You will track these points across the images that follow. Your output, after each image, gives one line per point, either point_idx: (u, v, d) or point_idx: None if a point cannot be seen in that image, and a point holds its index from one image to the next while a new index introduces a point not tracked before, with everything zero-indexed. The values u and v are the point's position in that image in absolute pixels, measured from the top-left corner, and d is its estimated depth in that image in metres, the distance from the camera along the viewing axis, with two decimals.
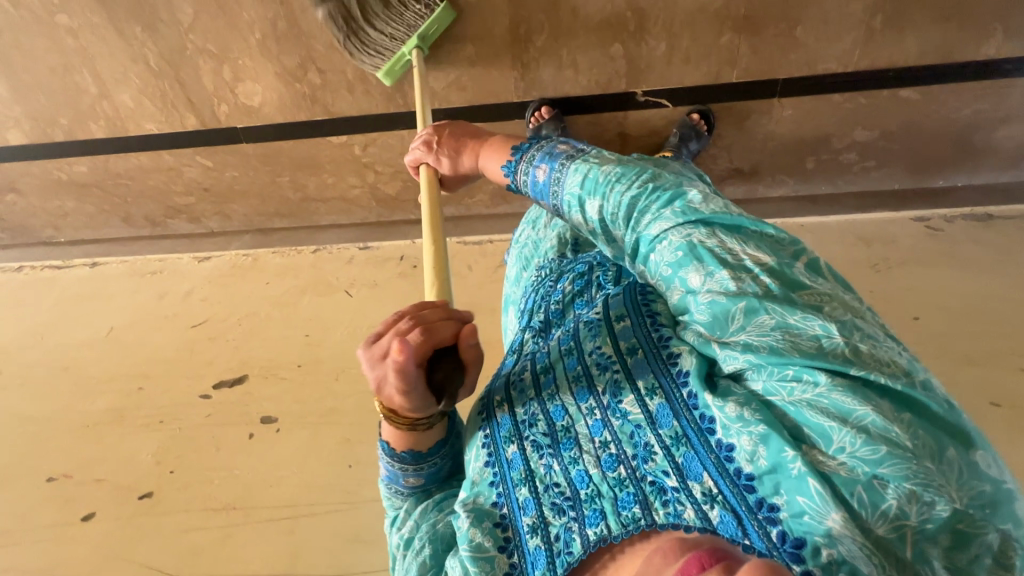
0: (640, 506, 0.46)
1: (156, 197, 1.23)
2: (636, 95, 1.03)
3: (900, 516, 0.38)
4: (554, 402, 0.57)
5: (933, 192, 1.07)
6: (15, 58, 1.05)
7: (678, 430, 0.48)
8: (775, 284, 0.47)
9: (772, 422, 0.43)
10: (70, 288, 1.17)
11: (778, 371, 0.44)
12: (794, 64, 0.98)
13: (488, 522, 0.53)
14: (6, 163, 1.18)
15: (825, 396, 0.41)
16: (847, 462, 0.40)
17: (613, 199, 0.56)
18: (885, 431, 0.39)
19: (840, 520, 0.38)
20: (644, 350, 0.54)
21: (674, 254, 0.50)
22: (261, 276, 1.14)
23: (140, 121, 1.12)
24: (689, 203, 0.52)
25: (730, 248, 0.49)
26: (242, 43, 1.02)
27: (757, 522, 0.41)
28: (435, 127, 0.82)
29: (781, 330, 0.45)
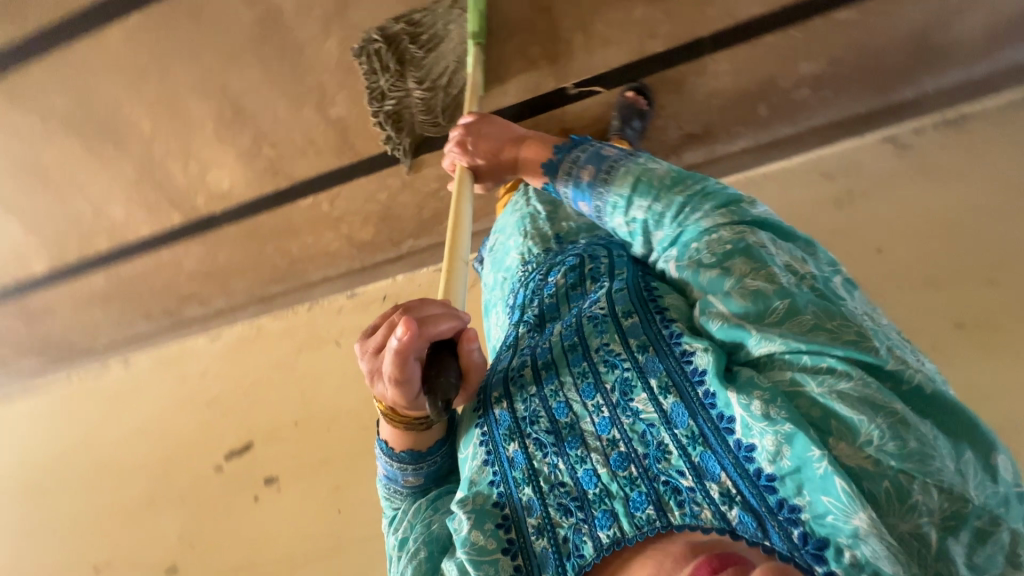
0: (653, 506, 0.46)
1: (167, 290, 1.33)
2: (566, 87, 1.04)
3: (923, 508, 0.40)
4: (558, 398, 0.56)
5: (899, 107, 0.98)
6: (24, 199, 1.19)
7: (696, 430, 0.47)
8: (818, 288, 0.50)
9: (796, 420, 0.43)
10: (109, 389, 1.37)
11: (813, 361, 0.46)
12: (715, 18, 0.97)
13: (491, 523, 0.52)
14: (41, 288, 1.34)
15: (864, 386, 0.43)
16: (874, 456, 0.41)
17: (673, 201, 0.60)
18: (913, 429, 0.42)
19: (867, 518, 0.39)
20: (655, 347, 0.53)
21: (723, 246, 0.54)
22: (266, 343, 1.27)
23: (135, 227, 1.23)
24: (739, 207, 0.57)
25: (772, 252, 0.52)
26: (199, 138, 1.10)
27: (776, 521, 0.42)
28: (467, 127, 0.86)
29: (819, 327, 0.47)
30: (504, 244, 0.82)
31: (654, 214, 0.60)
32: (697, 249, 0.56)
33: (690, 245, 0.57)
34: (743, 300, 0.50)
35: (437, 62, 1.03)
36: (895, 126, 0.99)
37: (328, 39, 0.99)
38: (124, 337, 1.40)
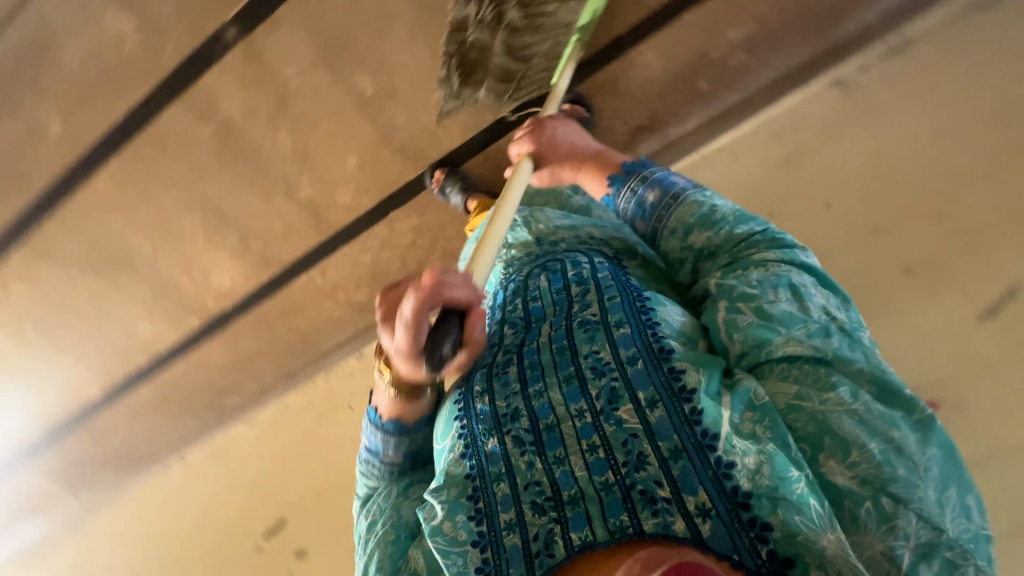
0: (628, 513, 0.45)
1: (202, 388, 1.44)
2: (506, 116, 1.06)
3: (898, 534, 0.42)
4: (541, 398, 0.54)
5: (842, 46, 0.94)
6: (65, 338, 1.33)
7: (679, 444, 0.47)
8: (845, 325, 0.52)
9: (780, 438, 0.46)
10: (173, 490, 1.51)
11: (821, 378, 0.48)
12: (628, 12, 0.96)
13: (461, 514, 0.50)
14: (100, 410, 1.49)
15: (868, 411, 0.46)
16: (859, 477, 0.44)
17: (726, 228, 0.61)
18: (903, 459, 0.44)
19: (837, 538, 0.41)
20: (644, 360, 0.52)
21: (770, 273, 0.55)
22: (299, 417, 1.37)
23: (162, 339, 1.35)
24: (793, 248, 0.58)
25: (809, 289, 0.54)
26: (195, 249, 1.21)
27: (747, 536, 0.43)
28: (542, 122, 0.85)
29: (838, 356, 0.49)
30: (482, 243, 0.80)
31: (702, 236, 0.62)
32: (734, 271, 0.58)
33: (732, 270, 0.58)
34: (775, 314, 0.52)
35: (535, 37, 0.96)
36: (840, 67, 0.95)
37: (278, 133, 1.07)
38: (179, 438, 1.53)
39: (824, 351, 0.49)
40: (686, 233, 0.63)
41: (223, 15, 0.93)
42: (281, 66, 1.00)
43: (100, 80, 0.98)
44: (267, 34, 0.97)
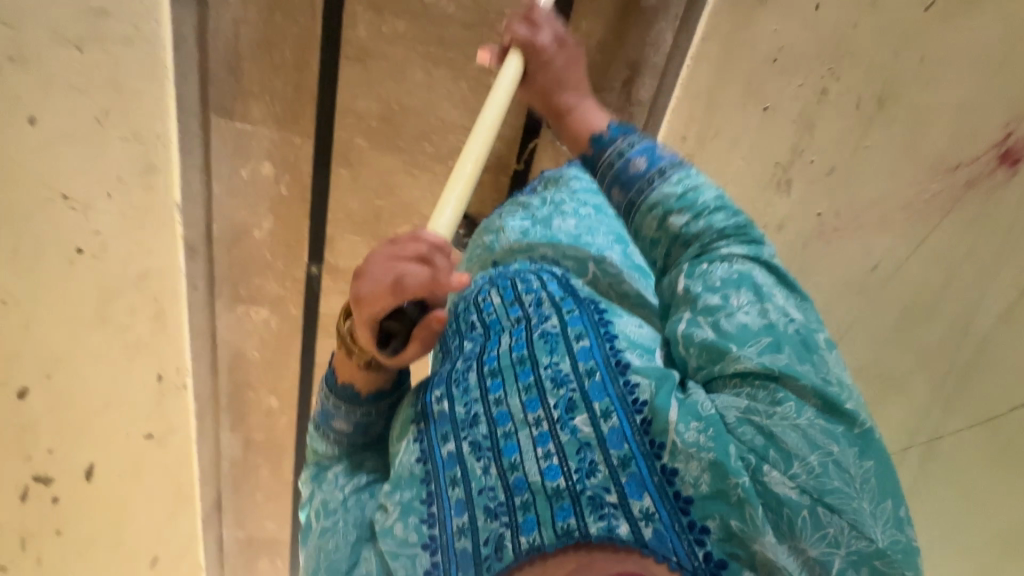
0: (575, 518, 0.45)
1: None
2: (516, 169, 1.13)
3: (832, 543, 0.43)
4: (501, 406, 0.54)
5: None
6: None
7: (628, 451, 0.47)
8: (801, 331, 0.50)
9: (722, 451, 0.45)
10: None
11: (771, 394, 0.47)
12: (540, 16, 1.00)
13: (415, 517, 0.52)
14: None
15: (809, 426, 0.46)
16: (798, 487, 0.44)
17: (705, 216, 0.57)
18: (840, 472, 0.44)
19: (768, 544, 0.42)
20: (601, 372, 0.52)
21: (732, 275, 0.53)
22: None
23: None
24: (756, 253, 0.55)
25: (770, 295, 0.52)
26: None
27: (685, 540, 0.43)
28: (562, 38, 0.77)
29: (792, 374, 0.48)
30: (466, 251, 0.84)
31: (681, 219, 0.58)
32: (697, 266, 0.56)
33: (697, 264, 0.56)
34: (731, 330, 0.50)
35: None
36: None
37: None
38: None
39: (773, 367, 0.48)
40: (664, 215, 0.59)
41: (302, 264, 1.20)
42: (353, 265, 1.21)
43: (275, 358, 1.31)
44: (331, 253, 1.20)
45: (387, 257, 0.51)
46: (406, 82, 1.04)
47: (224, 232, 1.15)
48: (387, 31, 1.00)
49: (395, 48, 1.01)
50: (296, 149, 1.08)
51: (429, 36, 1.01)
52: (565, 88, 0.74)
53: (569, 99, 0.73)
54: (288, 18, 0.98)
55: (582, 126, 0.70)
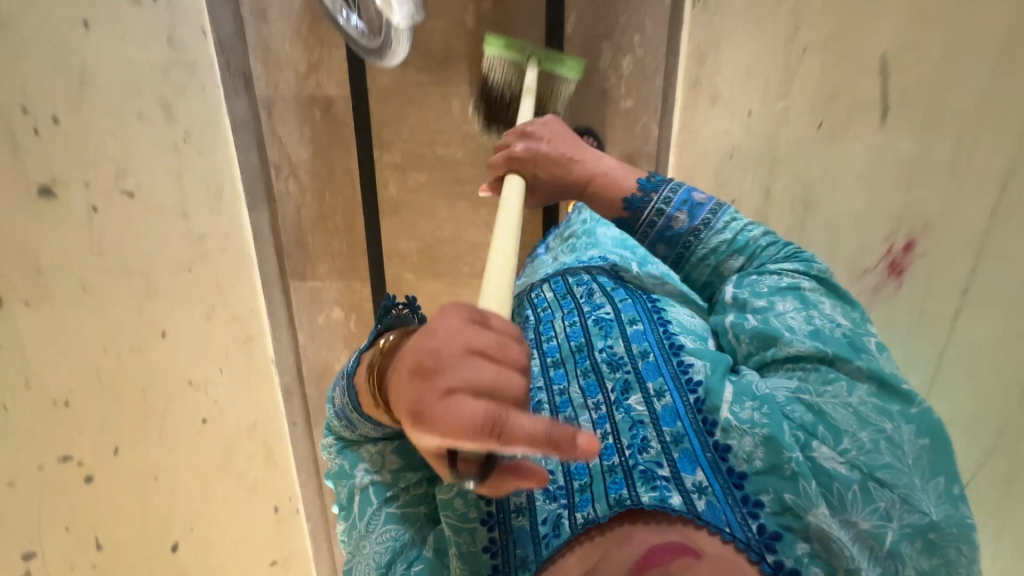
0: (627, 488, 0.55)
1: None
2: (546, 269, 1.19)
3: (884, 516, 0.53)
4: (563, 394, 0.69)
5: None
6: None
7: (680, 428, 0.60)
8: (849, 333, 0.66)
9: (774, 426, 0.57)
10: None
11: (824, 376, 0.62)
12: None
13: (472, 494, 0.59)
14: None
15: (861, 403, 0.60)
16: (849, 462, 0.55)
17: (753, 258, 0.77)
18: (892, 444, 0.57)
19: (821, 515, 0.52)
20: (654, 354, 0.68)
21: (780, 285, 0.72)
22: None
23: None
24: (816, 270, 0.73)
25: (822, 302, 0.70)
26: None
27: (739, 512, 0.54)
28: (546, 125, 0.90)
29: (837, 362, 0.63)
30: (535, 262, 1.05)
31: (733, 260, 0.78)
32: (747, 279, 0.75)
33: (748, 278, 0.75)
34: (787, 323, 0.68)
35: None
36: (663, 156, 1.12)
37: None
38: None
39: (825, 350, 0.64)
40: (716, 260, 0.79)
41: None
42: None
43: None
44: None
45: (466, 375, 0.39)
46: (435, 219, 1.21)
47: (312, 371, 1.35)
48: (412, 183, 1.19)
49: (421, 194, 1.20)
50: (357, 292, 1.28)
51: (446, 178, 1.18)
52: (584, 163, 0.87)
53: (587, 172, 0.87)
54: (335, 194, 1.21)
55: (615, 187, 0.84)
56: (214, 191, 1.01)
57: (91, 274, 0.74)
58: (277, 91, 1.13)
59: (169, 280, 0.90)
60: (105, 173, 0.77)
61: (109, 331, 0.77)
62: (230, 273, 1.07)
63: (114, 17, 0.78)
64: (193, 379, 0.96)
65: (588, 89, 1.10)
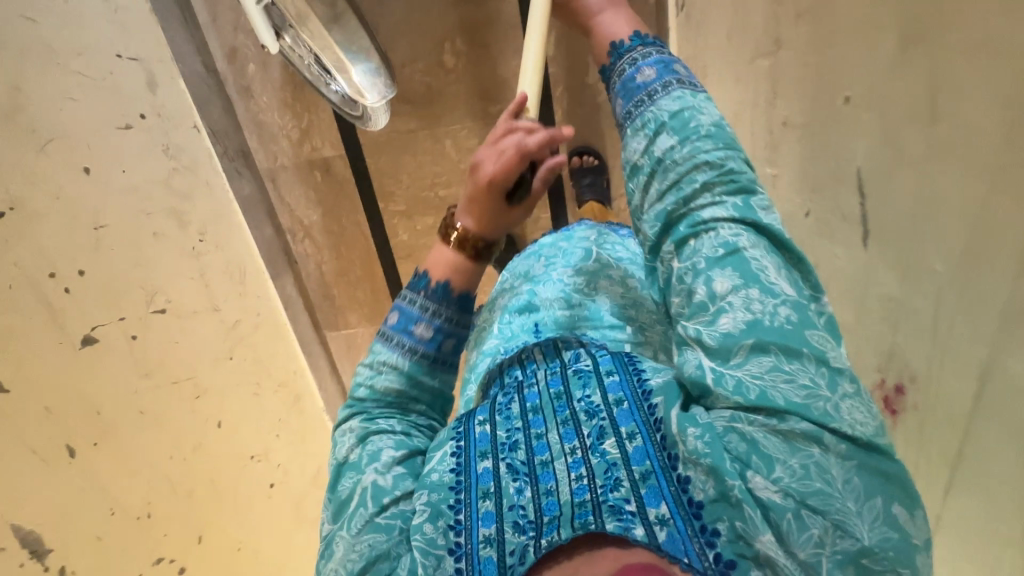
0: (594, 516, 0.43)
1: None
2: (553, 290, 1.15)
3: (817, 545, 0.40)
4: (540, 438, 0.50)
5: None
6: None
7: (650, 467, 0.45)
8: (796, 315, 0.44)
9: (717, 459, 0.42)
10: None
11: (758, 410, 0.43)
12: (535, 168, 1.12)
13: (444, 521, 0.47)
14: None
15: (790, 431, 0.42)
16: (783, 491, 0.41)
17: (691, 151, 0.51)
18: (823, 471, 0.41)
19: (769, 544, 0.40)
20: (630, 399, 0.49)
21: (717, 245, 0.47)
22: None
23: None
24: (753, 202, 0.49)
25: (766, 266, 0.46)
26: None
27: (697, 542, 0.41)
28: None
29: (777, 373, 0.43)
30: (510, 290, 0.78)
31: (667, 141, 0.52)
32: (685, 247, 0.50)
33: (684, 237, 0.50)
34: (733, 328, 0.44)
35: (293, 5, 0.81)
36: None
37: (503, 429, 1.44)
38: None
39: (745, 394, 0.43)
40: (653, 133, 0.53)
41: None
42: None
43: None
44: None
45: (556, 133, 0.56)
46: None
47: None
48: (421, 227, 1.20)
49: (432, 236, 1.21)
50: None
51: None
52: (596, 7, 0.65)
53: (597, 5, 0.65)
54: (350, 247, 1.24)
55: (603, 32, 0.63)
56: (238, 275, 1.03)
57: (145, 399, 0.82)
58: (277, 161, 1.15)
59: (213, 373, 0.94)
60: (136, 303, 0.82)
61: (172, 443, 0.85)
62: (268, 347, 1.10)
63: (111, 152, 0.81)
64: (255, 454, 1.02)
65: (581, 108, 1.06)
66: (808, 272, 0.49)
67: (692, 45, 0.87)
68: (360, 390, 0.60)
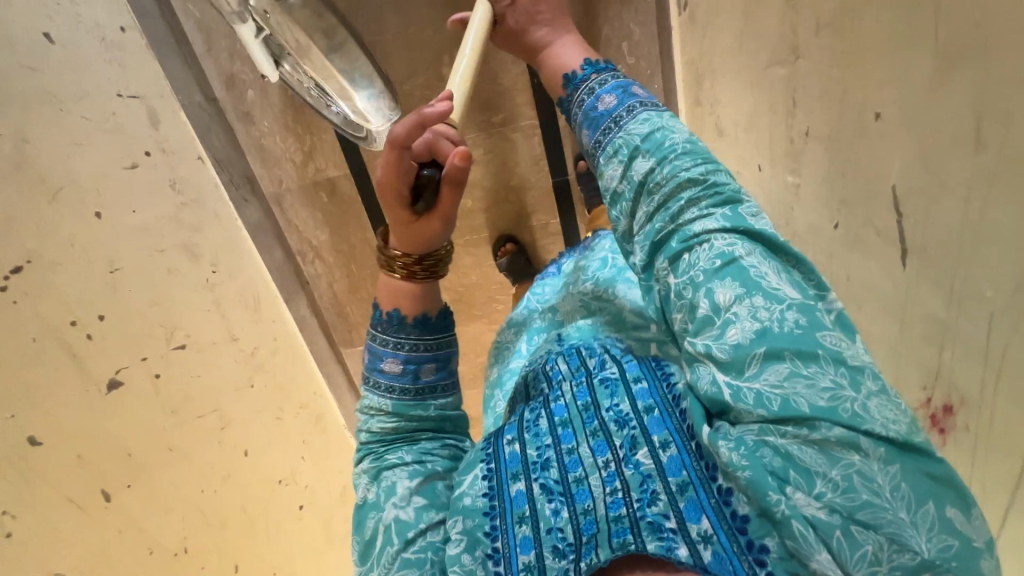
0: (633, 535, 0.42)
1: None
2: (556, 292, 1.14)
3: (873, 562, 0.36)
4: (571, 451, 0.50)
5: None
6: None
7: (687, 478, 0.44)
8: (806, 318, 0.41)
9: (757, 474, 0.38)
10: None
11: (783, 423, 0.39)
12: (540, 173, 1.11)
13: (481, 550, 0.47)
14: None
15: (828, 439, 0.37)
16: (827, 507, 0.37)
17: (669, 164, 0.48)
18: (869, 482, 0.36)
19: (825, 562, 0.36)
20: (659, 407, 0.49)
21: (711, 257, 0.44)
22: None
23: None
24: (739, 206, 0.46)
25: (765, 271, 0.43)
26: None
27: (745, 560, 0.39)
28: None
29: (794, 381, 0.39)
30: (532, 309, 0.79)
31: (646, 163, 0.49)
32: (678, 261, 0.46)
33: (675, 254, 0.46)
34: (736, 339, 0.41)
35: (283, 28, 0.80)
36: None
37: None
38: None
39: (770, 406, 0.39)
40: (628, 158, 0.50)
41: None
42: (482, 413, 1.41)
43: None
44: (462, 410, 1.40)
45: (440, 129, 0.53)
46: (461, 269, 1.22)
47: None
48: None
49: None
50: None
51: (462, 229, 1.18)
52: (534, 31, 0.64)
53: (544, 37, 0.63)
54: (360, 265, 1.23)
55: (552, 63, 0.61)
56: (252, 302, 1.04)
57: (174, 435, 0.82)
58: (282, 184, 1.15)
59: (236, 403, 0.94)
60: (156, 341, 0.82)
61: (201, 476, 0.85)
62: (287, 370, 1.10)
63: (120, 192, 0.81)
64: (283, 478, 1.02)
65: None
66: (812, 268, 0.44)
67: (695, 44, 0.85)
68: (361, 435, 0.61)
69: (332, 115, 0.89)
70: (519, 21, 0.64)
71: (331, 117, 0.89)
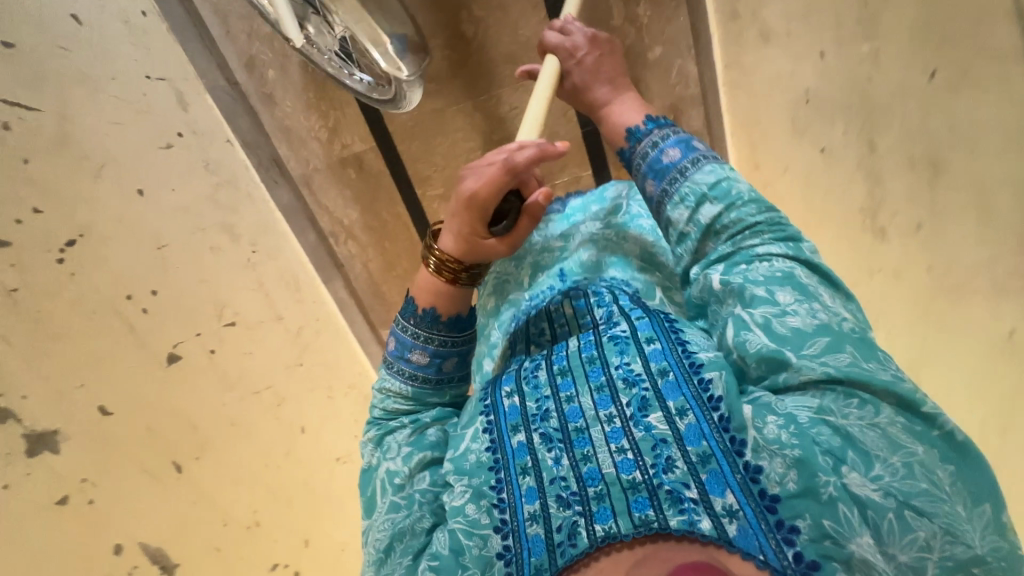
0: (654, 509, 0.42)
1: None
2: None
3: (923, 548, 0.38)
4: (571, 402, 0.49)
5: None
6: None
7: (709, 449, 0.43)
8: (858, 330, 0.46)
9: (806, 450, 0.41)
10: None
11: (844, 401, 0.42)
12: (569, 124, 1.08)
13: (485, 500, 0.47)
14: None
15: (889, 424, 0.41)
16: (882, 490, 0.39)
17: (736, 207, 0.51)
18: (928, 472, 0.40)
19: (865, 545, 0.38)
20: (675, 371, 0.47)
21: (773, 271, 0.48)
22: None
23: None
24: (802, 243, 0.50)
25: (824, 294, 0.47)
26: None
27: (773, 539, 0.39)
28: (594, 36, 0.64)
29: (856, 370, 0.43)
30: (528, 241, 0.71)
31: (712, 209, 0.51)
32: (735, 267, 0.49)
33: (732, 262, 0.50)
34: (791, 329, 0.45)
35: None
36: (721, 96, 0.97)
37: None
38: None
39: (834, 373, 0.43)
40: (696, 204, 0.52)
41: None
42: None
43: None
44: None
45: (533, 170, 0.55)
46: None
47: None
48: None
49: None
50: None
51: None
52: (597, 92, 0.62)
53: (606, 95, 0.62)
54: (393, 241, 1.21)
55: (612, 122, 0.60)
56: (293, 283, 1.02)
57: (233, 410, 0.81)
58: (309, 164, 1.14)
59: (290, 382, 0.93)
60: (207, 318, 0.81)
61: (264, 451, 0.85)
62: (335, 349, 1.07)
63: (158, 171, 0.81)
64: None
65: None
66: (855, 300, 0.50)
67: None
68: (375, 412, 0.61)
69: (352, 81, 0.88)
70: (583, 78, 0.63)
71: (351, 84, 0.88)
